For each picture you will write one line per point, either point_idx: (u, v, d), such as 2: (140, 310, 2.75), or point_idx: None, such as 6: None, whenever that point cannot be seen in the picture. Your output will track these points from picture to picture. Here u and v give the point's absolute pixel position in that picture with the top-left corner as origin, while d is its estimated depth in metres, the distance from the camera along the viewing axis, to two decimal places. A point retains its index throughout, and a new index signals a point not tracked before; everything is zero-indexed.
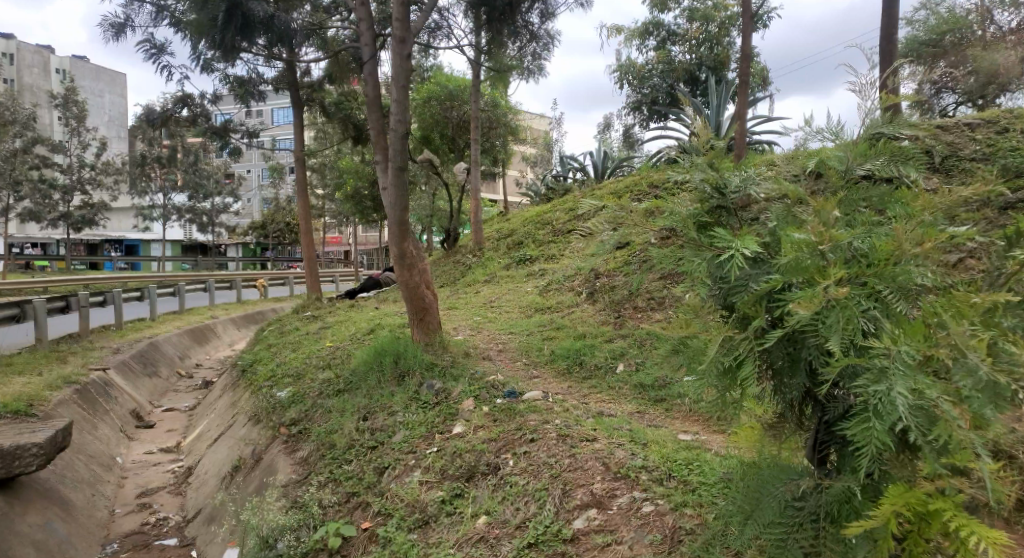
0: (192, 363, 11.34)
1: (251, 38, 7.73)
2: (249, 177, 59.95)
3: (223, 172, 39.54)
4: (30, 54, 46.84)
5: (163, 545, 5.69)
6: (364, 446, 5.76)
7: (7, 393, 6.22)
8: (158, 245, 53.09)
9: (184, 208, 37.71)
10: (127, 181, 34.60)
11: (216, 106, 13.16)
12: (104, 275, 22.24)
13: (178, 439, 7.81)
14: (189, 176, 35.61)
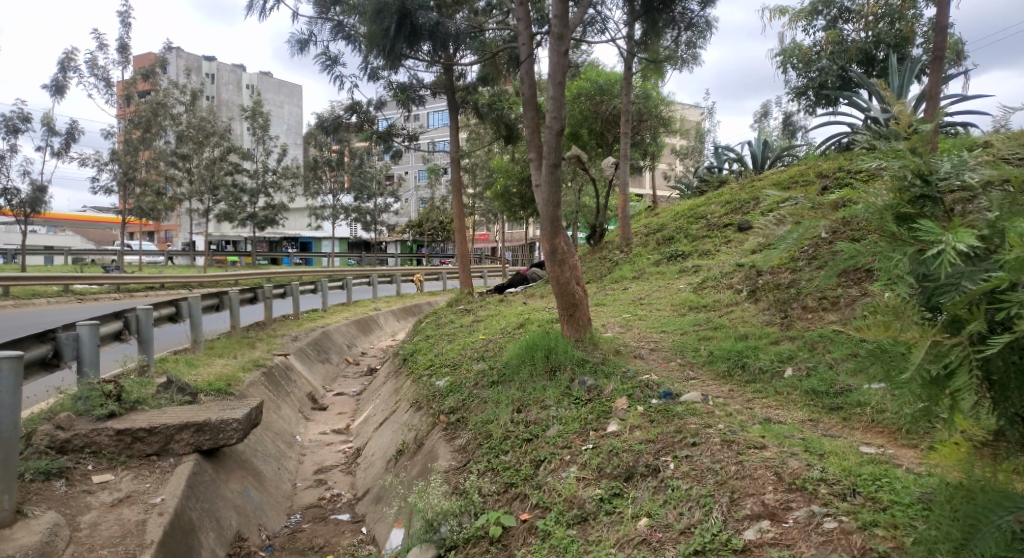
0: (359, 351, 12.25)
1: (416, 45, 8.12)
2: (408, 178, 64.18)
3: (385, 175, 42.69)
4: (227, 73, 54.14)
5: (338, 520, 6.17)
6: (520, 438, 5.84)
7: (212, 372, 7.07)
8: (328, 242, 58.71)
9: (352, 208, 41.06)
10: (303, 183, 38.48)
11: (380, 112, 14.12)
12: (284, 270, 24.83)
13: (347, 422, 8.42)
14: (356, 178, 38.77)
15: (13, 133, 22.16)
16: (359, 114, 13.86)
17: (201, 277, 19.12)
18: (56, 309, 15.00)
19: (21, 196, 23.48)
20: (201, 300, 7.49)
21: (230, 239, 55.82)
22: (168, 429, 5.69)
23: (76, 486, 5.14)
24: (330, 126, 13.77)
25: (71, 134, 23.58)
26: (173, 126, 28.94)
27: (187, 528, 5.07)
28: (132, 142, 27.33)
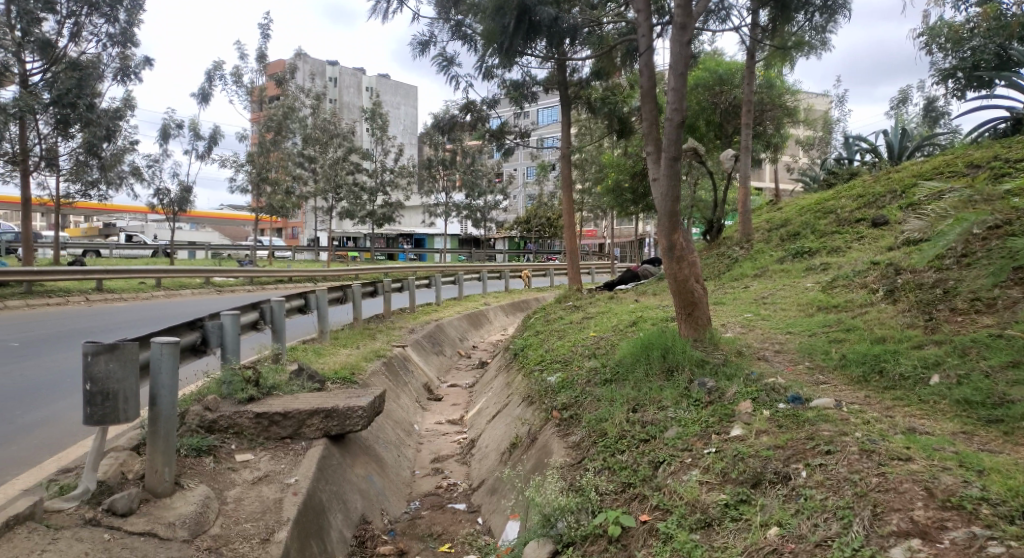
0: (469, 344, 12.56)
1: (534, 41, 8.13)
2: (518, 175, 65.52)
3: (494, 172, 43.46)
4: (349, 77, 60.44)
5: (455, 509, 6.32)
6: (637, 438, 5.70)
7: (337, 362, 7.45)
8: (441, 239, 61.21)
9: (462, 206, 42.26)
10: (418, 182, 40.21)
11: (492, 111, 14.37)
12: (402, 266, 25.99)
13: (461, 413, 8.63)
14: (466, 177, 39.80)
15: (166, 138, 24.44)
16: (473, 113, 14.15)
17: (327, 271, 20.37)
18: (204, 300, 16.48)
19: (171, 196, 25.92)
20: (327, 293, 7.89)
21: (351, 236, 59.54)
22: (300, 413, 6.06)
23: (222, 463, 5.61)
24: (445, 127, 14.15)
25: (213, 138, 25.67)
26: (300, 130, 30.99)
27: (313, 508, 5.36)
28: (264, 145, 29.55)
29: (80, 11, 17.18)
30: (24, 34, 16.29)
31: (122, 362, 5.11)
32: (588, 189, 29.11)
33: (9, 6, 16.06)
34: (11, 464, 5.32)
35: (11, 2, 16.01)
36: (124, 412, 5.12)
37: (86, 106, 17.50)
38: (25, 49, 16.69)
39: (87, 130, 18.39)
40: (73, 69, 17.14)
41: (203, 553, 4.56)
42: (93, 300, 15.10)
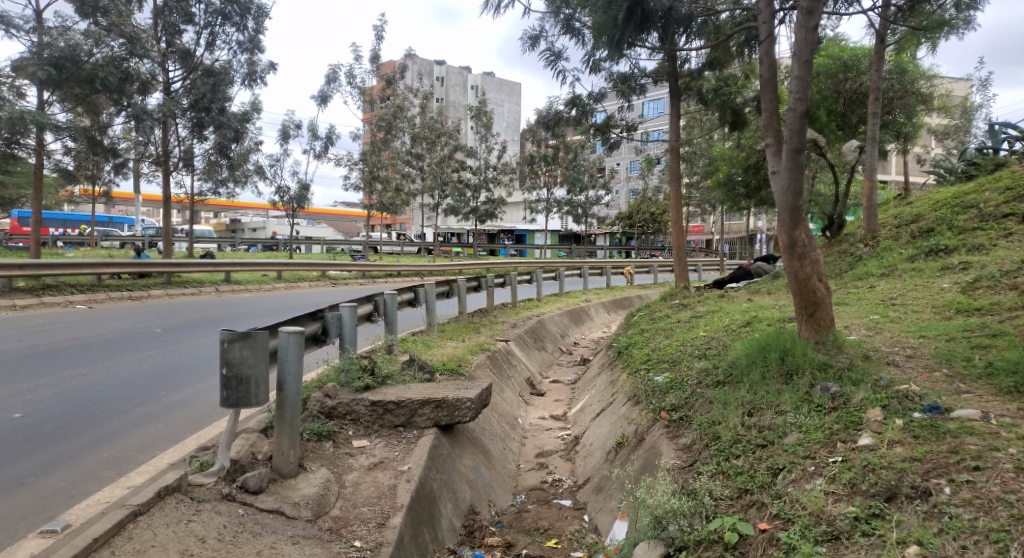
0: (571, 341, 12.56)
1: (646, 31, 7.89)
2: (620, 171, 65.00)
3: (597, 167, 42.99)
4: (456, 76, 66.36)
5: (561, 505, 6.29)
6: (753, 443, 5.42)
7: (445, 354, 7.65)
8: (541, 235, 61.88)
9: (564, 201, 42.37)
10: (521, 178, 40.76)
11: (599, 105, 14.22)
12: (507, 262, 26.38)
13: (564, 409, 8.62)
14: (569, 172, 39.80)
15: (287, 138, 25.91)
16: (579, 108, 13.97)
17: (433, 265, 21.02)
18: (322, 292, 17.45)
19: (291, 192, 27.61)
20: (435, 287, 8.11)
21: (455, 233, 61.54)
22: (413, 403, 6.25)
23: (341, 448, 5.90)
24: (550, 123, 14.13)
25: (329, 137, 27.06)
26: (409, 129, 32.15)
27: (425, 497, 5.50)
28: (376, 143, 30.90)
29: (214, 22, 18.60)
30: (168, 45, 17.95)
31: (253, 348, 5.43)
32: (697, 184, 28.33)
33: (155, 20, 17.75)
34: (158, 439, 5.82)
35: (158, 16, 17.70)
36: (255, 396, 5.45)
37: (218, 109, 19.23)
38: (168, 59, 18.35)
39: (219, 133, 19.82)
40: (208, 75, 18.72)
41: (326, 534, 4.85)
42: (223, 290, 16.33)
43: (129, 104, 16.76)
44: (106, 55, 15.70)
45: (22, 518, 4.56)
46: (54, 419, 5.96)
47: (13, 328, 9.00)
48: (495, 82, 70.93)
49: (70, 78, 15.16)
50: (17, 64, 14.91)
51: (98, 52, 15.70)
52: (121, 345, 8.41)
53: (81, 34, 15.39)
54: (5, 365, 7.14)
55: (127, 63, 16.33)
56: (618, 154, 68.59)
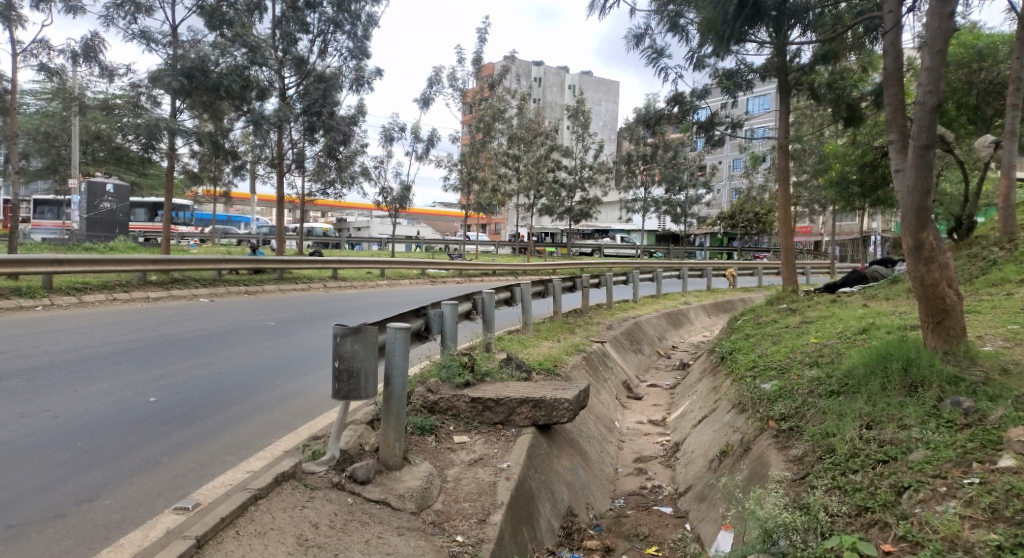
0: (669, 344, 12.30)
1: (754, 26, 7.60)
2: (722, 170, 63.18)
3: (698, 165, 41.96)
4: (553, 76, 68.23)
5: (662, 512, 6.14)
6: (873, 458, 4.95)
7: (542, 353, 7.68)
8: (639, 236, 61.17)
9: (663, 201, 41.67)
10: (619, 177, 40.49)
11: (702, 102, 13.70)
12: (606, 262, 26.25)
13: (663, 414, 8.44)
14: (668, 170, 39.14)
15: (390, 141, 26.95)
16: (682, 105, 13.54)
17: (531, 265, 21.25)
18: (422, 289, 17.99)
19: (393, 193, 28.64)
20: (531, 286, 8.14)
21: (550, 232, 62.10)
22: (511, 401, 6.30)
23: (442, 442, 6.05)
24: (651, 122, 13.72)
25: (431, 139, 27.82)
26: (507, 131, 32.70)
27: (525, 496, 5.53)
28: (474, 144, 31.53)
29: (327, 29, 19.54)
30: (285, 53, 19.06)
31: (364, 343, 5.63)
32: (807, 182, 27.06)
33: (275, 30, 18.87)
34: (273, 427, 6.15)
35: (277, 26, 18.84)
36: (365, 389, 5.64)
37: (329, 114, 19.98)
38: (284, 66, 19.39)
39: (328, 136, 20.72)
40: (320, 80, 19.67)
41: (430, 527, 4.97)
42: (330, 286, 17.14)
43: (249, 110, 17.97)
44: (229, 63, 16.87)
45: (158, 495, 4.93)
46: (181, 404, 6.41)
47: (148, 318, 9.80)
48: (591, 81, 70.67)
49: (200, 87, 16.45)
50: (154, 75, 16.36)
51: (223, 61, 16.92)
52: (240, 336, 8.96)
53: (210, 45, 16.66)
54: (139, 352, 7.75)
55: (249, 71, 17.35)
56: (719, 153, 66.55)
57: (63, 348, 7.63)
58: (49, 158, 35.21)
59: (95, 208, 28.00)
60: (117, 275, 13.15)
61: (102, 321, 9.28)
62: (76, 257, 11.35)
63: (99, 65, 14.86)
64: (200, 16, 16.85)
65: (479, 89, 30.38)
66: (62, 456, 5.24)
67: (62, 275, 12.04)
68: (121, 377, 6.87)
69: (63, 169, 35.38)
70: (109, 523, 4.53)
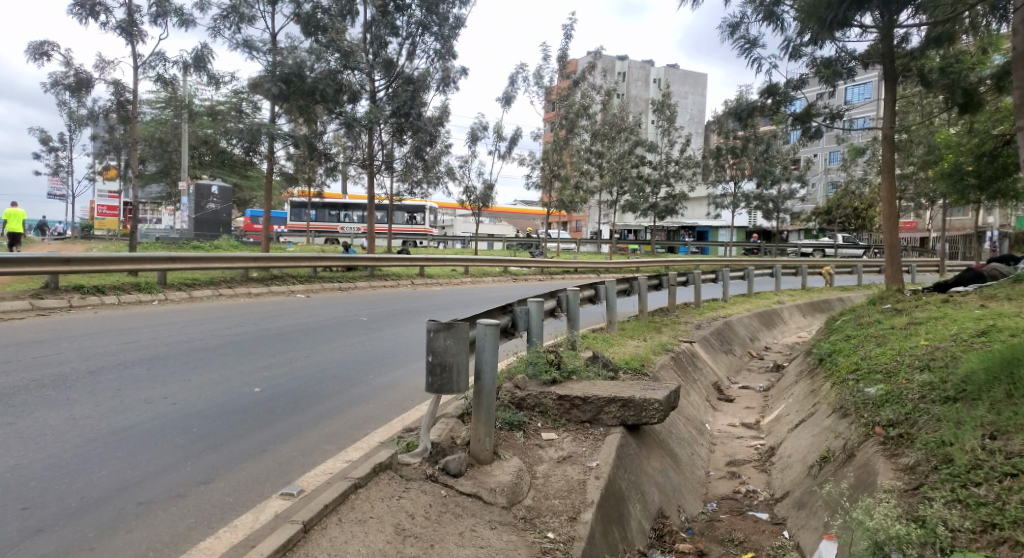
0: (761, 345, 11.90)
1: (865, 8, 7.21)
2: (817, 162, 60.82)
3: (791, 159, 40.50)
4: (637, 71, 69.52)
5: (757, 518, 5.92)
6: (998, 470, 4.44)
7: (629, 352, 7.59)
8: (727, 232, 59.73)
9: (754, 196, 40.59)
10: (705, 172, 39.70)
11: (798, 92, 13.13)
12: (693, 260, 25.73)
13: (756, 417, 8.18)
14: (759, 164, 38.06)
15: (475, 140, 27.36)
16: (776, 96, 13.04)
17: (614, 263, 21.17)
18: (508, 287, 18.16)
19: (477, 192, 29.11)
20: (616, 284, 8.05)
21: (633, 228, 61.84)
22: (599, 400, 6.25)
23: (531, 439, 6.09)
24: (741, 114, 13.26)
25: (514, 137, 28.03)
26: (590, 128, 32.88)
27: (615, 497, 5.48)
28: (558, 141, 31.65)
29: (416, 32, 20.03)
30: (375, 56, 19.64)
31: (456, 338, 5.73)
32: (914, 173, 25.43)
33: (366, 33, 19.47)
34: (368, 419, 6.35)
35: (368, 30, 19.39)
36: (457, 384, 5.74)
37: (416, 114, 20.46)
38: (374, 69, 19.95)
39: (416, 137, 21.22)
40: (408, 82, 20.24)
41: (521, 522, 5.00)
42: (417, 283, 17.63)
43: (341, 113, 18.60)
44: (324, 68, 17.65)
45: (265, 481, 5.18)
46: (283, 395, 6.72)
47: (254, 312, 10.39)
48: (678, 74, 69.95)
49: (296, 91, 17.50)
50: (256, 80, 17.39)
51: (318, 66, 17.77)
52: (336, 331, 9.34)
53: (306, 51, 17.55)
54: (244, 345, 8.20)
55: (341, 75, 18.12)
56: (816, 145, 63.66)
57: (178, 340, 8.19)
58: (164, 161, 38.11)
59: (202, 208, 29.88)
60: (224, 272, 13.98)
61: (214, 314, 9.92)
62: (187, 255, 12.14)
63: (207, 74, 15.82)
64: (297, 23, 17.70)
65: (563, 86, 30.45)
66: (180, 440, 5.60)
67: (176, 271, 12.95)
68: (229, 368, 7.28)
69: (176, 172, 38.25)
70: (222, 505, 4.79)
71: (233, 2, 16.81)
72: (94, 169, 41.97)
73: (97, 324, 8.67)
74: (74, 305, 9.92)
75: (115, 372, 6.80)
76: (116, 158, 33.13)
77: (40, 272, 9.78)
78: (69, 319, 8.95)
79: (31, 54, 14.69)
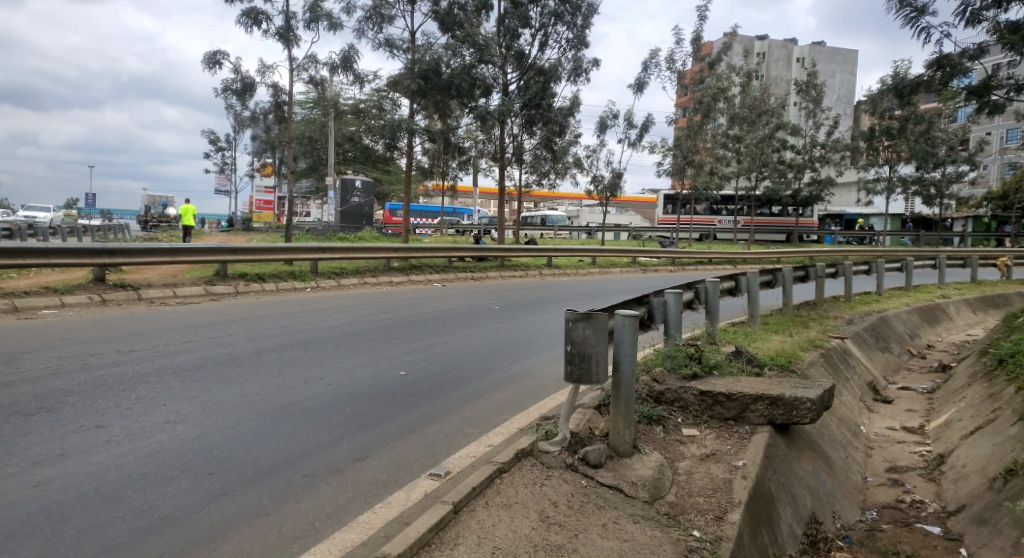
0: (923, 343, 10.90)
1: None
2: (991, 141, 54.67)
3: (958, 138, 36.68)
4: (779, 50, 68.24)
5: (926, 531, 5.39)
6: None
7: (773, 348, 7.21)
8: (878, 220, 55.40)
9: (912, 180, 37.28)
10: (854, 155, 37.07)
11: (975, 62, 11.32)
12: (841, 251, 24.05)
13: (921, 421, 7.51)
14: (917, 145, 34.86)
15: (605, 129, 27.16)
16: (949, 68, 11.16)
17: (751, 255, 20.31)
18: (639, 279, 17.88)
19: (605, 182, 28.93)
20: (758, 276, 7.69)
21: None
22: (745, 397, 5.98)
23: (671, 434, 5.94)
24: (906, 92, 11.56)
25: (645, 124, 27.47)
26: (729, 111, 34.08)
27: (766, 500, 5.21)
28: (692, 127, 30.63)
29: (549, 22, 20.11)
30: (508, 48, 20.01)
31: (595, 329, 5.65)
32: None
33: (499, 27, 19.94)
34: (507, 405, 6.47)
35: (500, 23, 19.82)
36: (596, 374, 5.67)
37: (548, 106, 20.75)
38: (507, 62, 20.41)
39: (546, 127, 21.65)
40: (540, 73, 20.48)
41: (664, 518, 4.87)
42: (546, 274, 17.85)
43: (475, 106, 19.07)
44: (459, 63, 18.15)
45: (414, 461, 5.40)
46: (425, 379, 7.00)
47: (395, 300, 10.95)
48: (824, 52, 66.35)
49: (434, 87, 18.01)
50: (396, 78, 18.25)
51: (454, 61, 18.24)
52: (470, 319, 9.60)
53: (441, 47, 18.02)
54: (388, 330, 8.65)
55: (475, 69, 18.62)
56: (986, 122, 56.98)
57: (330, 324, 8.78)
58: (314, 157, 41.19)
59: (348, 202, 31.78)
60: (368, 261, 14.82)
61: (364, 301, 10.55)
62: (336, 245, 12.98)
63: (354, 74, 16.79)
64: (434, 20, 18.36)
65: (696, 69, 29.74)
66: (337, 419, 5.98)
67: (326, 260, 13.86)
68: (374, 352, 7.69)
69: (324, 168, 41.29)
70: (377, 482, 5.04)
71: (376, 4, 17.67)
72: (254, 167, 46.37)
73: (262, 309, 9.49)
74: (240, 291, 10.88)
75: (277, 353, 7.39)
76: (272, 156, 36.23)
77: (212, 260, 10.85)
78: (238, 304, 9.83)
79: (206, 63, 16.28)
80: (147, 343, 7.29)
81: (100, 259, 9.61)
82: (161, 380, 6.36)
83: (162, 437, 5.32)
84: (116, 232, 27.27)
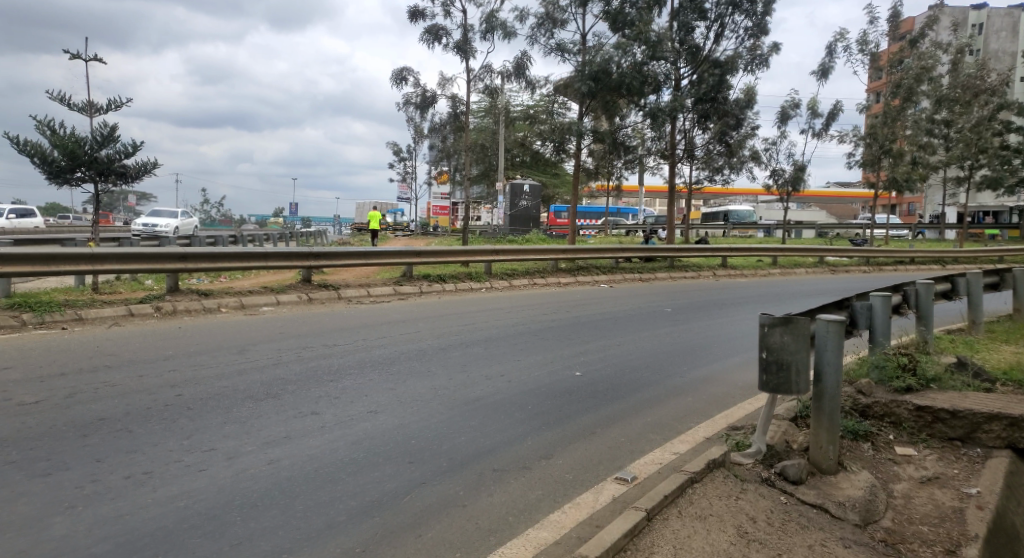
0: None
1: None
2: None
3: None
4: (1001, 19, 60.44)
5: None
6: None
7: (1006, 360, 6.30)
8: None
9: None
10: None
11: None
12: None
13: None
14: None
15: (786, 120, 25.44)
16: None
17: None
18: (825, 280, 16.57)
19: (785, 176, 27.14)
20: (981, 277, 6.81)
21: (992, 210, 52.03)
22: (975, 416, 5.23)
23: (882, 452, 5.36)
24: None
25: (832, 113, 25.43)
26: (933, 94, 30.46)
27: (1010, 536, 4.53)
28: (888, 113, 28.14)
29: (726, 12, 19.26)
30: (681, 43, 19.60)
31: (795, 335, 5.20)
32: None
33: (674, 21, 19.52)
34: (692, 412, 6.22)
35: (676, 18, 19.40)
36: (796, 384, 5.21)
37: (723, 98, 20.22)
38: (680, 57, 19.93)
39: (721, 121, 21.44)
40: (715, 66, 19.79)
41: (882, 546, 4.29)
42: (721, 275, 17.18)
43: (645, 104, 18.83)
44: (630, 61, 17.86)
45: (600, 463, 5.33)
46: (603, 380, 6.96)
47: (566, 300, 11.09)
48: None
49: (604, 87, 18.08)
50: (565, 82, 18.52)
51: (625, 60, 17.97)
52: (641, 321, 9.42)
53: (612, 47, 17.86)
54: (561, 331, 8.73)
55: (646, 66, 18.26)
56: None
57: (506, 323, 9.05)
58: (485, 164, 43.12)
59: (517, 205, 33.17)
60: (538, 262, 15.23)
61: (536, 302, 10.77)
62: (509, 247, 13.39)
63: (526, 80, 17.27)
64: (605, 20, 18.34)
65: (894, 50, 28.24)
66: (520, 416, 6.11)
67: (502, 261, 14.35)
68: (550, 351, 7.80)
69: (496, 174, 43.12)
70: (564, 481, 5.04)
71: (547, 10, 18.04)
72: (431, 176, 49.58)
73: (444, 308, 10.03)
74: (424, 291, 11.57)
75: (461, 350, 7.74)
76: (450, 163, 38.49)
77: (399, 262, 11.68)
78: (422, 303, 10.46)
79: (394, 80, 17.54)
80: (348, 339, 7.97)
81: (307, 262, 10.69)
82: (362, 372, 6.89)
83: (367, 425, 5.74)
84: (315, 238, 30.56)
